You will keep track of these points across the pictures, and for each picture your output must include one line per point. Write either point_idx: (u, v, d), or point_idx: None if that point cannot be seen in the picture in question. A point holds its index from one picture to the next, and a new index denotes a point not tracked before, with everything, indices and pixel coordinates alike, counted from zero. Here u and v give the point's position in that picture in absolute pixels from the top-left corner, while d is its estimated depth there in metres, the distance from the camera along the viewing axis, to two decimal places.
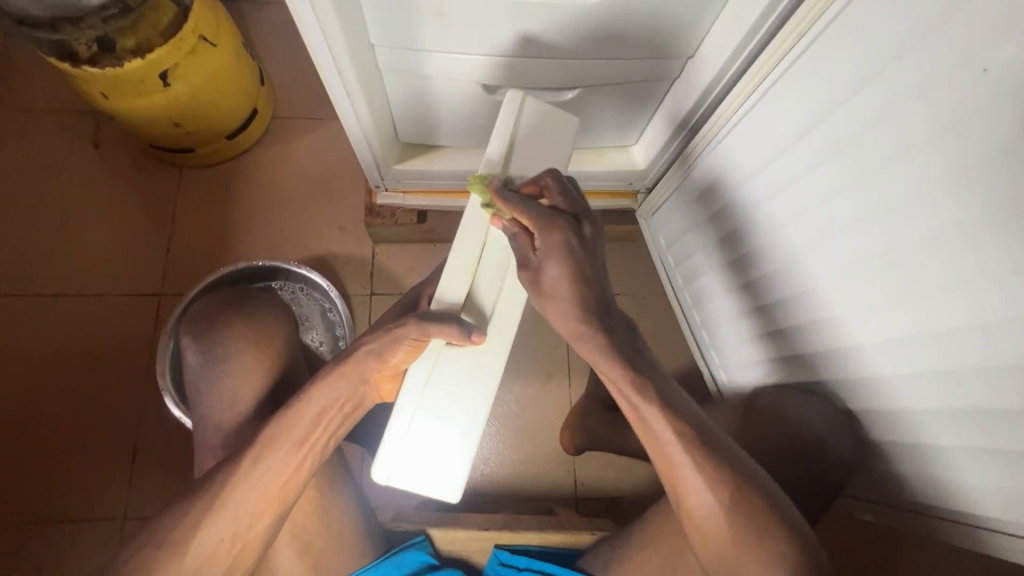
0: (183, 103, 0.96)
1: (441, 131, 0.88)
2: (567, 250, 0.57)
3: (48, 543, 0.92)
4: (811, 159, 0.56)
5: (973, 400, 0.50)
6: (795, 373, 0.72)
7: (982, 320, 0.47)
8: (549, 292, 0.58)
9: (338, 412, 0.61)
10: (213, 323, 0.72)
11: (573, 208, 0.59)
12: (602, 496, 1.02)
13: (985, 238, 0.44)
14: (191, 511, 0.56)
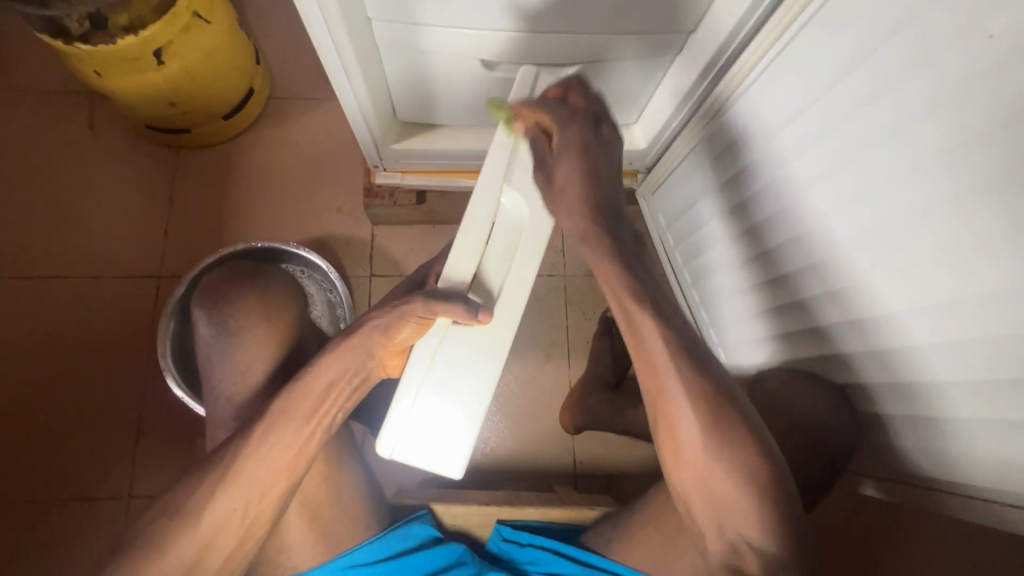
0: (178, 82, 0.95)
1: (440, 110, 0.87)
2: (582, 144, 0.59)
3: (57, 520, 0.93)
4: (816, 132, 0.57)
5: (971, 370, 0.52)
6: (795, 347, 0.73)
7: (980, 289, 0.48)
8: (560, 188, 0.59)
9: (347, 384, 0.62)
10: (225, 295, 0.72)
11: (596, 110, 0.62)
12: (602, 474, 1.03)
13: (983, 210, 0.45)
14: (205, 480, 0.57)
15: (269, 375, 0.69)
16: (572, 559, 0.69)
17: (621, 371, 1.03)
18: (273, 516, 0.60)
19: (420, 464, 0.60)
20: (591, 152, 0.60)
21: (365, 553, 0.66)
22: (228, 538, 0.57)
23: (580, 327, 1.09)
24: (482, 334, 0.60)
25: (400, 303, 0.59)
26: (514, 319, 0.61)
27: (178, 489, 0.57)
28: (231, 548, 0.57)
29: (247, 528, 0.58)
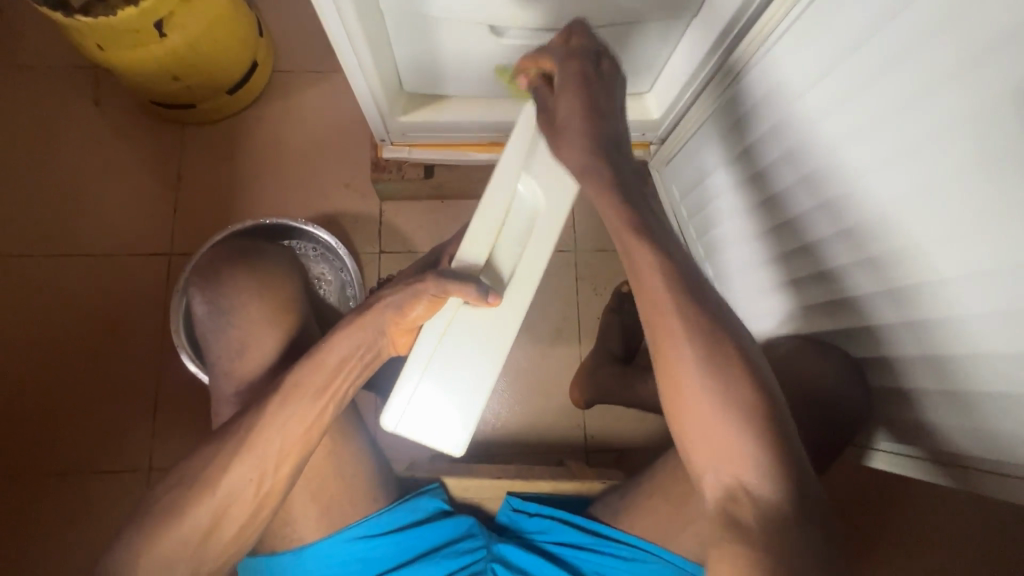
0: (181, 55, 0.93)
1: (447, 80, 0.85)
2: (582, 74, 0.58)
3: (79, 492, 0.96)
4: (840, 97, 0.55)
5: (984, 342, 0.52)
6: (811, 320, 0.72)
7: (998, 260, 0.47)
8: (561, 128, 0.58)
9: (358, 361, 0.62)
10: (214, 272, 0.72)
11: (592, 45, 0.60)
12: (611, 448, 1.03)
13: (1009, 176, 0.44)
14: (221, 453, 0.58)
15: (276, 351, 0.70)
16: (580, 528, 0.70)
17: (631, 346, 1.02)
18: (285, 490, 0.60)
19: (422, 440, 0.59)
20: (597, 89, 0.58)
21: (372, 525, 0.67)
22: (240, 509, 0.58)
23: (590, 302, 1.08)
24: (489, 319, 0.59)
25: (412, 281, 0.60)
26: (523, 305, 0.61)
27: (194, 461, 0.58)
28: (243, 521, 0.58)
29: (260, 501, 0.58)
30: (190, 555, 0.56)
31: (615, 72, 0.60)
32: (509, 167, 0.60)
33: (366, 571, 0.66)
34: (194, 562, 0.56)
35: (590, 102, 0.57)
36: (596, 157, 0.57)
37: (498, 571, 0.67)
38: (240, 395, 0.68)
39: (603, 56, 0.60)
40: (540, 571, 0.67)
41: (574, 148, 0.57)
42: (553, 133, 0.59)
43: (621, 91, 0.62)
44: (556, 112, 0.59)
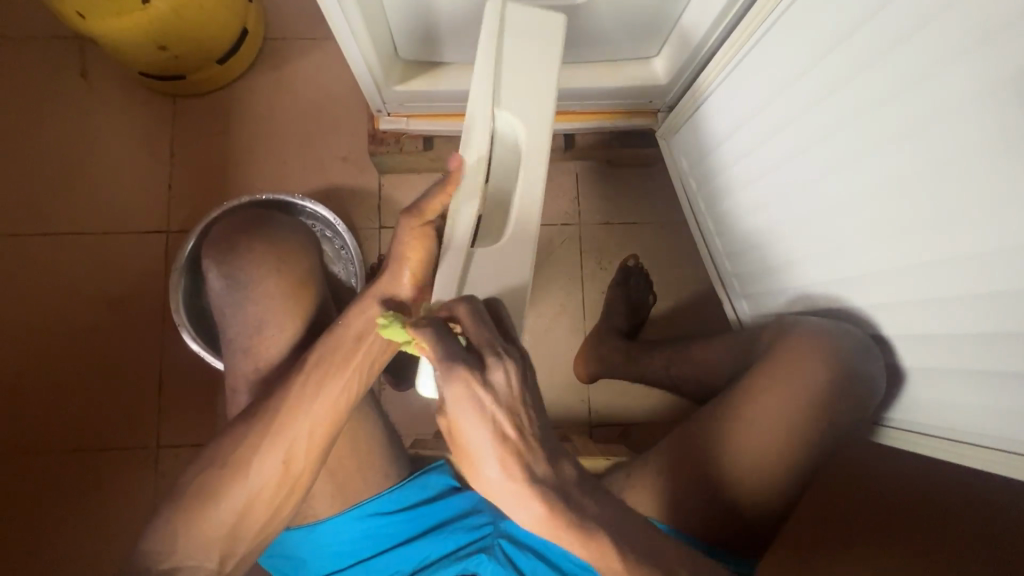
0: (166, 23, 0.89)
1: (445, 45, 0.80)
2: (474, 404, 0.46)
3: (98, 470, 0.97)
4: (843, 72, 0.51)
5: (972, 327, 0.50)
6: (809, 301, 0.70)
7: (984, 247, 0.46)
8: (467, 449, 0.48)
9: (378, 336, 0.61)
10: (232, 243, 0.70)
11: (474, 336, 0.49)
12: (617, 423, 1.03)
13: (1003, 162, 0.42)
14: (252, 434, 0.57)
15: (298, 325, 0.68)
16: None
17: (636, 320, 1.01)
18: (315, 470, 0.59)
19: None
20: (498, 395, 0.47)
21: (382, 503, 0.66)
22: (265, 489, 0.57)
23: (595, 278, 1.06)
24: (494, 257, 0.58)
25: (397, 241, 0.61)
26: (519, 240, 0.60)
27: (219, 444, 0.57)
28: (271, 505, 0.57)
29: (284, 483, 0.58)
30: (224, 538, 0.56)
31: (511, 355, 0.49)
32: (478, 110, 0.59)
33: (376, 547, 0.66)
34: (227, 545, 0.56)
35: (496, 431, 0.46)
36: (515, 487, 0.47)
37: (505, 548, 0.67)
38: (258, 373, 0.66)
39: (488, 352, 0.48)
40: (546, 549, 0.67)
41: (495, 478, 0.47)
42: (464, 455, 0.48)
43: (528, 382, 0.49)
44: (457, 442, 0.48)
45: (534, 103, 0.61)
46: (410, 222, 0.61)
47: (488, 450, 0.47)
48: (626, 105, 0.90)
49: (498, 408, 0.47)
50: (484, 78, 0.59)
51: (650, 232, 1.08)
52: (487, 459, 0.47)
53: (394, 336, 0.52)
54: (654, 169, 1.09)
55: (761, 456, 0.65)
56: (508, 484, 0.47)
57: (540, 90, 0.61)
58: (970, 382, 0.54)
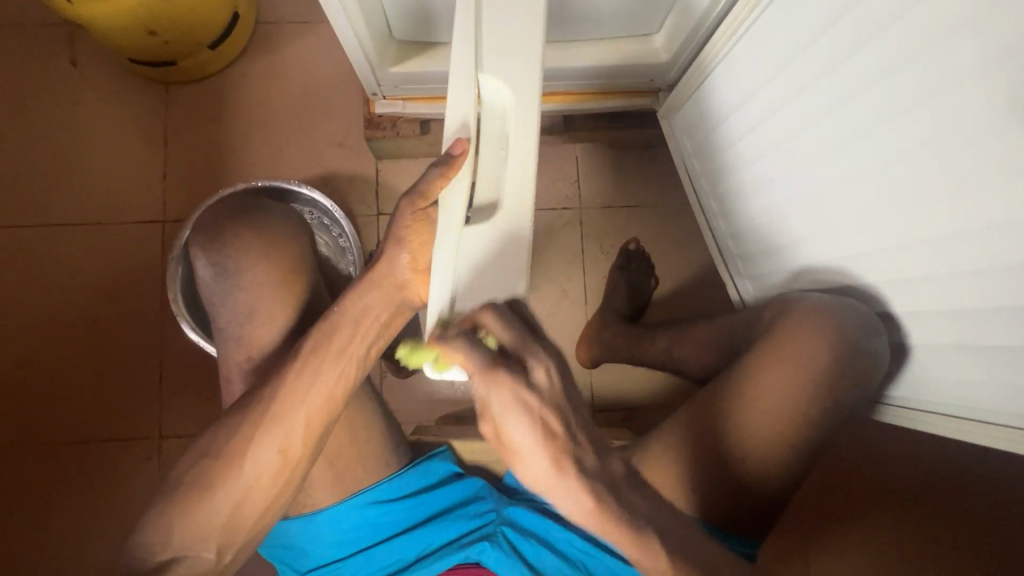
0: (155, 7, 0.86)
1: (440, 25, 0.78)
2: (524, 408, 0.45)
3: (100, 462, 0.97)
4: (849, 43, 0.50)
5: (980, 302, 0.49)
6: (816, 278, 0.69)
7: (991, 221, 0.45)
8: (514, 453, 0.46)
9: (375, 322, 0.61)
10: (218, 230, 0.69)
11: (509, 345, 0.47)
12: (619, 407, 1.02)
13: (1009, 133, 0.41)
14: (247, 421, 0.56)
15: (288, 311, 0.67)
16: None
17: (637, 304, 1.00)
18: (313, 457, 0.59)
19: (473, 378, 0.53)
20: (544, 397, 0.46)
21: (384, 490, 0.66)
22: (264, 481, 0.56)
23: (597, 262, 1.05)
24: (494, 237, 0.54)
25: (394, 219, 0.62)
26: (523, 221, 0.54)
27: (215, 434, 0.57)
28: (269, 495, 0.57)
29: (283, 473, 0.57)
30: (221, 528, 0.55)
31: (550, 354, 0.48)
32: (461, 77, 0.52)
33: (378, 534, 0.66)
34: (225, 536, 0.56)
35: (543, 429, 0.45)
36: (557, 481, 0.46)
37: (508, 535, 0.66)
38: (252, 361, 0.66)
39: (529, 352, 0.47)
40: (550, 535, 0.67)
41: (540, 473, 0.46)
42: (504, 452, 0.47)
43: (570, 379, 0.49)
44: (500, 440, 0.47)
45: (523, 72, 0.54)
46: (411, 205, 0.60)
47: (533, 448, 0.45)
48: (626, 84, 0.88)
49: (545, 408, 0.45)
50: (464, 36, 0.52)
51: (651, 215, 1.06)
52: (531, 456, 0.46)
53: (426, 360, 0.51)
54: (655, 151, 1.07)
55: (768, 421, 0.65)
56: (555, 482, 0.46)
57: (529, 47, 0.53)
58: (981, 358, 0.52)
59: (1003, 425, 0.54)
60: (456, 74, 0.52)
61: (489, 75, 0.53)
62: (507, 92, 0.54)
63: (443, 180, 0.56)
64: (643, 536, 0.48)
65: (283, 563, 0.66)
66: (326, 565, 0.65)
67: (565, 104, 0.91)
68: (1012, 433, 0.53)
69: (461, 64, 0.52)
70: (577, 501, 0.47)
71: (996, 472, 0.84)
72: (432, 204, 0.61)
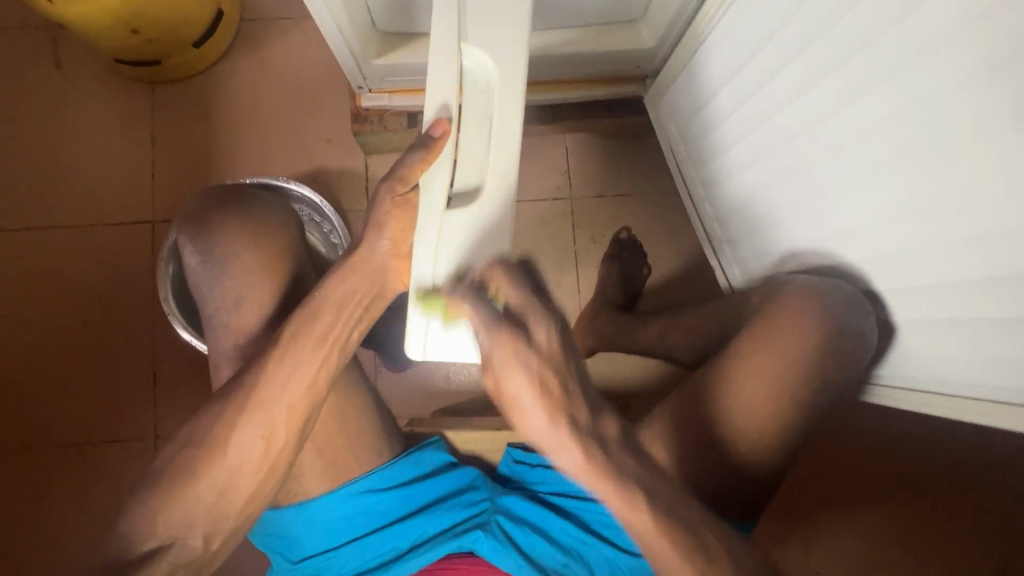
0: (137, 6, 0.86)
1: (424, 13, 0.77)
2: (523, 360, 0.44)
3: (93, 462, 0.97)
4: (823, 17, 0.50)
5: (961, 273, 0.49)
6: (802, 257, 0.68)
7: (967, 189, 0.45)
8: (510, 406, 0.45)
9: (357, 307, 0.61)
10: (207, 217, 0.69)
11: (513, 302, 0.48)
12: (615, 396, 1.02)
13: (978, 98, 0.41)
14: (229, 412, 0.56)
15: (275, 300, 0.67)
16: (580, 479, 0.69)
17: (631, 293, 1.00)
18: (297, 445, 0.59)
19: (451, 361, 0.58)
20: (544, 356, 0.45)
21: (376, 480, 0.66)
22: (250, 470, 0.56)
23: (589, 250, 1.05)
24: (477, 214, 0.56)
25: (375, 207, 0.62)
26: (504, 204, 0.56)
27: (198, 423, 0.57)
28: (254, 483, 0.57)
29: (268, 464, 0.57)
30: (206, 516, 0.55)
31: (554, 315, 0.47)
32: (444, 43, 0.55)
33: (371, 524, 0.66)
34: (211, 524, 0.56)
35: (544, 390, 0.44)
36: (552, 436, 0.45)
37: (502, 524, 0.67)
38: (238, 353, 0.65)
39: (529, 314, 0.47)
40: (544, 523, 0.67)
41: (538, 430, 0.45)
42: (506, 411, 0.47)
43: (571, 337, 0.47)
44: (501, 400, 0.46)
45: (503, 42, 0.56)
46: (390, 190, 0.60)
47: (532, 397, 0.44)
48: (613, 70, 0.88)
49: (545, 364, 0.45)
50: (447, 10, 0.55)
51: (642, 203, 1.06)
52: (531, 409, 0.45)
53: (430, 311, 0.56)
54: (645, 138, 1.07)
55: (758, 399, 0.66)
56: (551, 434, 0.45)
57: (510, 19, 0.56)
58: (965, 331, 0.52)
59: (991, 401, 0.54)
60: (439, 40, 0.55)
61: (471, 46, 0.56)
62: (491, 65, 0.57)
63: (423, 165, 0.57)
64: (632, 493, 0.46)
65: (275, 553, 0.66)
66: (318, 555, 0.65)
67: (552, 92, 0.91)
68: (998, 409, 0.54)
69: (446, 34, 0.55)
70: (575, 455, 0.45)
71: (990, 450, 0.84)
72: (412, 190, 0.61)
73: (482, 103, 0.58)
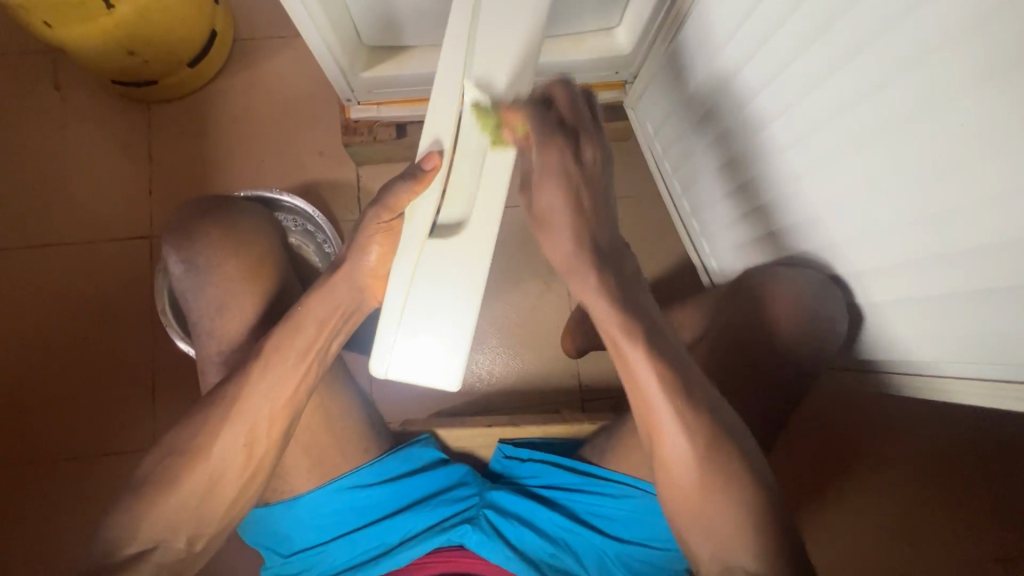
0: (133, 28, 0.89)
1: (407, 28, 0.80)
2: (563, 174, 0.55)
3: (87, 475, 0.98)
4: (782, 12, 0.53)
5: (925, 251, 0.51)
6: (779, 246, 0.71)
7: (922, 170, 0.47)
8: (544, 219, 0.57)
9: (338, 322, 0.63)
10: (189, 230, 0.71)
11: (569, 117, 0.57)
12: (607, 395, 1.03)
13: (923, 83, 0.44)
14: (212, 417, 0.58)
15: (258, 306, 0.69)
16: (568, 470, 0.70)
17: None
18: (279, 450, 0.61)
19: (414, 381, 0.58)
20: (568, 171, 0.55)
21: (363, 477, 0.67)
22: (233, 474, 0.58)
23: None
24: (457, 248, 0.57)
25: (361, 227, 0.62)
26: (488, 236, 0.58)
27: (184, 426, 0.59)
28: (239, 484, 0.59)
29: (253, 466, 0.59)
30: (192, 517, 0.57)
31: (596, 137, 0.58)
32: (448, 76, 0.56)
33: (360, 519, 0.67)
34: (196, 525, 0.57)
35: (573, 201, 0.56)
36: (576, 256, 0.56)
37: (490, 517, 0.68)
38: (224, 356, 0.67)
39: (579, 129, 0.57)
40: (531, 514, 0.68)
41: (562, 247, 0.57)
42: (539, 223, 0.58)
43: (607, 181, 0.60)
44: (538, 209, 0.57)
45: (506, 84, 0.57)
46: (376, 216, 0.60)
47: (563, 215, 0.56)
48: (593, 78, 0.90)
49: (579, 180, 0.56)
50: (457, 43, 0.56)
51: (628, 206, 1.09)
52: (558, 227, 0.57)
53: (484, 129, 0.57)
54: (628, 143, 1.10)
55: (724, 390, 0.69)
56: (574, 255, 0.57)
57: (516, 65, 0.57)
58: (936, 308, 0.54)
59: (987, 379, 0.55)
60: (446, 72, 0.56)
61: (475, 85, 0.57)
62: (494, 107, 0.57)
63: (410, 195, 0.57)
64: (631, 326, 0.54)
65: (265, 550, 0.67)
66: (310, 550, 0.66)
67: None
68: (997, 386, 0.54)
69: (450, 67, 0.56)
70: (590, 281, 0.56)
71: None
72: (398, 218, 0.60)
73: (479, 140, 0.57)
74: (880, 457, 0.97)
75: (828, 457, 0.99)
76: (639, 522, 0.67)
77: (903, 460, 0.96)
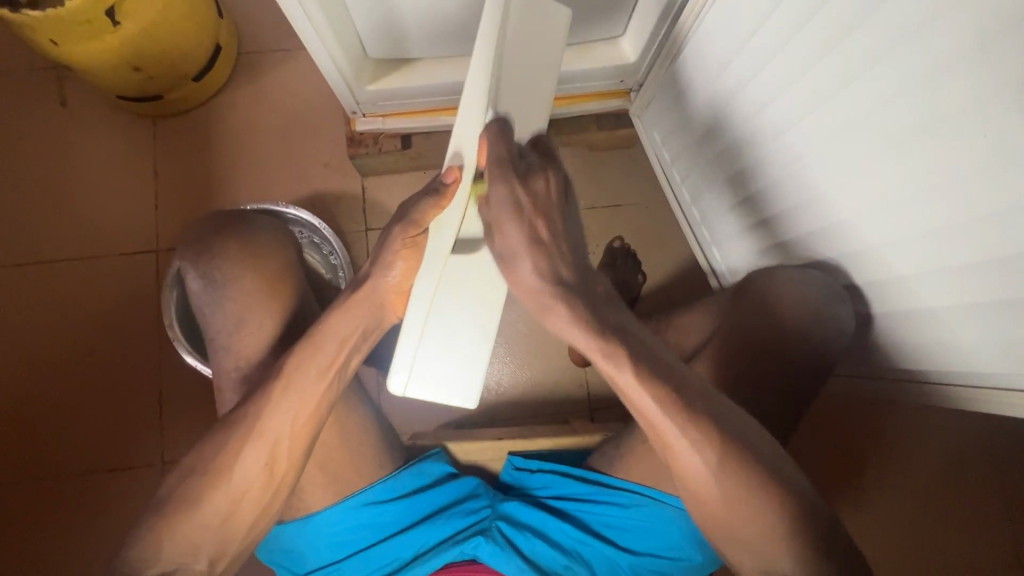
0: (139, 43, 0.89)
1: (413, 41, 0.81)
2: (515, 206, 0.56)
3: (102, 492, 0.98)
4: (792, 25, 0.54)
5: (941, 260, 0.52)
6: (792, 253, 0.71)
7: (930, 181, 0.49)
8: (506, 257, 0.58)
9: (358, 339, 0.63)
10: (208, 242, 0.71)
11: (525, 151, 0.60)
12: (617, 403, 1.03)
13: (931, 95, 0.45)
14: (234, 436, 0.57)
15: (275, 322, 0.69)
16: (578, 480, 0.70)
17: (627, 300, 1.01)
18: (300, 468, 0.60)
19: (437, 397, 0.66)
20: (532, 202, 0.57)
21: (379, 492, 0.67)
22: (257, 493, 0.58)
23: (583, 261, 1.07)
24: (478, 263, 0.66)
25: (382, 241, 0.63)
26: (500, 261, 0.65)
27: (206, 446, 0.58)
28: (262, 502, 0.58)
29: (276, 484, 0.59)
30: (214, 537, 0.57)
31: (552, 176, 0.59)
32: (473, 102, 0.61)
33: (375, 534, 0.67)
34: (219, 546, 0.57)
35: (531, 233, 0.57)
36: (544, 291, 0.56)
37: (503, 529, 0.67)
38: (239, 371, 0.67)
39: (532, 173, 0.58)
40: (545, 527, 0.68)
41: (525, 280, 0.57)
42: (504, 260, 0.58)
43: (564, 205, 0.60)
44: (501, 247, 0.58)
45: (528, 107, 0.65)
46: (403, 232, 0.61)
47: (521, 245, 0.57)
48: (598, 86, 0.90)
49: (533, 215, 0.57)
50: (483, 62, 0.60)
51: (633, 213, 1.09)
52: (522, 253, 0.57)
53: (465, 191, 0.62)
54: (632, 150, 1.10)
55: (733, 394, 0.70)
56: (540, 290, 0.57)
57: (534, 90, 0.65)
58: (952, 318, 0.55)
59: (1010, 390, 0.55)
60: (470, 99, 0.61)
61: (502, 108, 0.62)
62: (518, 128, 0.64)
63: (435, 211, 0.61)
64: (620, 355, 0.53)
65: (281, 568, 0.67)
66: (325, 567, 0.66)
67: None
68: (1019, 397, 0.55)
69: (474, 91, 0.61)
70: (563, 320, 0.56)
71: None
72: (423, 233, 0.62)
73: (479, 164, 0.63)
74: (888, 460, 0.97)
75: (842, 462, 0.98)
76: (656, 532, 0.66)
77: (916, 465, 0.96)
